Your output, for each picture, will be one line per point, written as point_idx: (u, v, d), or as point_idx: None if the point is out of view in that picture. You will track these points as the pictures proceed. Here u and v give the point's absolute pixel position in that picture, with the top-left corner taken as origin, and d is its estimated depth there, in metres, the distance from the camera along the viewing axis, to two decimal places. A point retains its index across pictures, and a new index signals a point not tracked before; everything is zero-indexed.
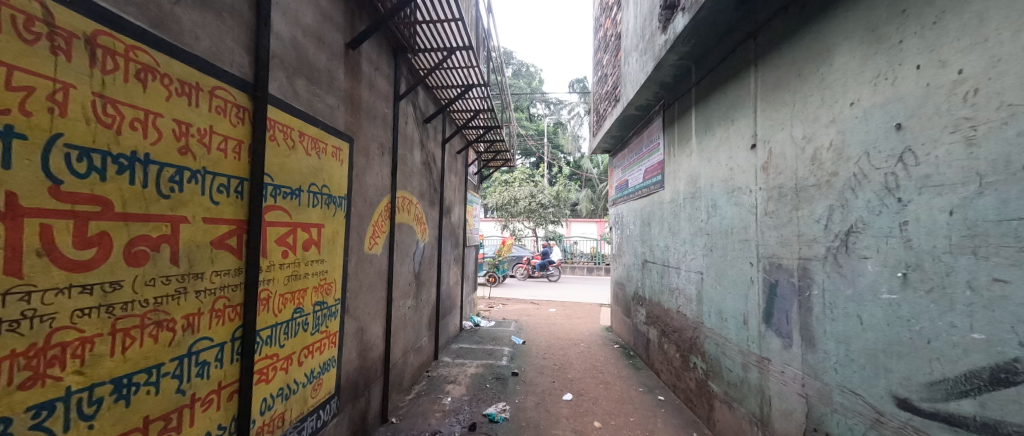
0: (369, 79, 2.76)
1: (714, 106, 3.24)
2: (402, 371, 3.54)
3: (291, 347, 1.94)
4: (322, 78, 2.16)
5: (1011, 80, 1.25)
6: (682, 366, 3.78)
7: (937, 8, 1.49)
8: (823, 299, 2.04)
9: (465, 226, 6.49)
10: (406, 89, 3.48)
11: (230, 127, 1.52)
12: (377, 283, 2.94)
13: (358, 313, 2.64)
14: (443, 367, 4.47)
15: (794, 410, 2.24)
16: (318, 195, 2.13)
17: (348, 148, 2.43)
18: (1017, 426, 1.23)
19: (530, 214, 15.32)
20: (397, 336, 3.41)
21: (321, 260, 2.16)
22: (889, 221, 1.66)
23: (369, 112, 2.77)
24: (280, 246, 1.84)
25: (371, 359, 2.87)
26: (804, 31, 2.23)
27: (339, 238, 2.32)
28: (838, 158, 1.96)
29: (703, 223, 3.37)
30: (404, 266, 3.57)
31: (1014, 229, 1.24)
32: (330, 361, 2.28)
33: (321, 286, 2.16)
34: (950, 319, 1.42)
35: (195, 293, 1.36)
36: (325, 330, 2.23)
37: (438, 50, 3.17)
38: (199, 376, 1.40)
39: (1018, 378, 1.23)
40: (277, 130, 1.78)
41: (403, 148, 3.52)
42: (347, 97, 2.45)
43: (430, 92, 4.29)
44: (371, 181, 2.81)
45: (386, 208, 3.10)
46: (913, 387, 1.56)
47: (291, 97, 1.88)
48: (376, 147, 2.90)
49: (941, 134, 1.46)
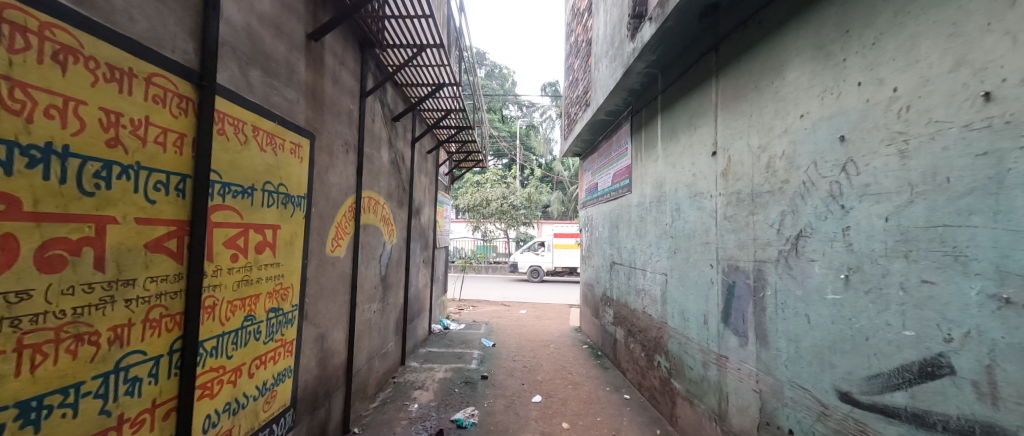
0: (333, 73, 2.67)
1: (679, 114, 3.36)
2: (366, 378, 3.44)
3: (240, 358, 1.84)
4: (281, 70, 2.07)
5: (937, 98, 1.37)
6: (647, 365, 3.89)
7: (877, 30, 1.61)
8: (775, 299, 2.15)
9: (435, 227, 6.40)
10: (373, 85, 3.39)
11: (170, 119, 1.42)
12: (340, 287, 2.85)
13: (318, 319, 2.54)
14: (411, 373, 4.39)
15: (749, 405, 2.36)
16: (274, 194, 2.04)
17: (309, 145, 2.34)
18: (942, 414, 1.33)
19: (501, 216, 15.36)
20: (361, 341, 3.31)
21: (277, 264, 2.06)
22: (834, 226, 1.78)
23: (333, 109, 2.68)
24: (229, 249, 1.73)
25: (332, 367, 2.77)
26: (760, 45, 2.35)
27: (297, 240, 2.23)
28: (790, 166, 2.08)
29: (668, 227, 3.48)
30: (370, 268, 3.48)
31: (939, 235, 1.36)
32: (286, 371, 2.18)
33: (276, 291, 2.07)
34: (887, 318, 1.53)
35: (125, 302, 1.26)
36: (280, 339, 2.13)
37: (407, 47, 3.11)
38: (128, 395, 1.29)
39: (942, 371, 1.34)
40: (226, 124, 1.68)
41: (370, 147, 3.43)
42: (307, 91, 2.35)
43: (399, 90, 4.21)
44: (334, 180, 2.72)
45: (351, 208, 3.01)
46: (854, 381, 1.67)
47: (244, 89, 1.78)
48: (341, 144, 2.81)
49: (878, 147, 1.57)
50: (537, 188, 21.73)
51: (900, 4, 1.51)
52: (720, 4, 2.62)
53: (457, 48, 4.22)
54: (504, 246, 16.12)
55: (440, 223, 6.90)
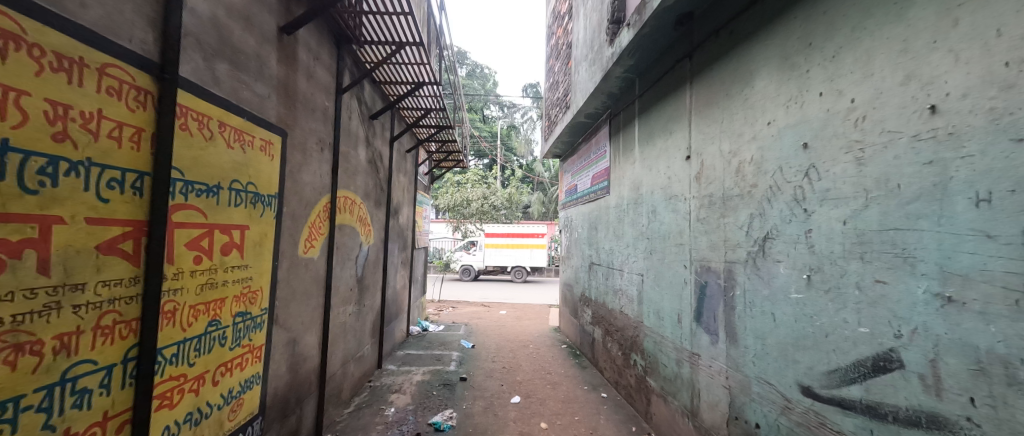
0: (307, 69, 2.62)
1: (655, 118, 3.45)
2: (340, 382, 3.37)
3: (202, 365, 1.77)
4: (251, 64, 2.02)
5: (889, 109, 1.46)
6: (624, 364, 3.97)
7: (836, 44, 1.71)
8: (744, 299, 2.24)
9: (414, 227, 6.33)
10: (350, 82, 3.33)
11: (126, 113, 1.36)
12: (313, 289, 2.79)
13: (290, 323, 2.48)
14: (387, 376, 4.33)
15: (719, 401, 2.45)
16: (242, 193, 1.98)
17: (280, 142, 2.29)
18: (892, 406, 1.42)
19: (481, 216, 15.34)
20: (335, 345, 3.25)
21: (244, 266, 2.01)
22: (797, 229, 1.87)
23: (307, 105, 2.63)
24: (192, 251, 1.68)
25: (304, 371, 2.71)
26: (731, 54, 2.44)
27: (266, 241, 2.18)
28: (758, 171, 2.17)
29: (644, 228, 3.56)
30: (346, 269, 3.42)
31: (890, 238, 1.45)
32: (254, 378, 2.12)
33: (243, 295, 2.01)
34: (844, 315, 1.63)
35: (73, 308, 1.20)
36: (248, 344, 2.07)
37: (386, 44, 3.07)
38: (75, 407, 1.23)
39: (892, 365, 1.43)
40: (190, 119, 1.62)
41: (347, 145, 3.37)
42: (279, 86, 2.30)
43: (377, 88, 4.16)
44: (308, 178, 2.66)
45: (325, 208, 2.96)
46: (815, 376, 1.76)
47: (210, 82, 1.73)
48: (315, 142, 2.75)
49: (838, 154, 1.67)
50: (518, 189, 21.82)
51: (858, 20, 1.61)
52: (694, 13, 2.71)
53: (437, 47, 4.20)
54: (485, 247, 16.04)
55: (419, 224, 6.84)
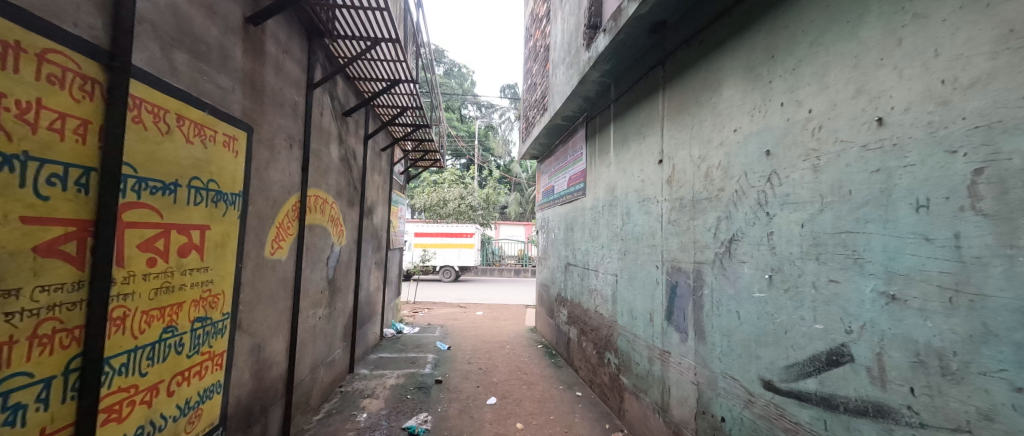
0: (275, 62, 2.54)
1: (630, 123, 3.54)
2: (309, 389, 3.29)
3: (156, 375, 1.69)
4: (213, 55, 1.94)
5: (842, 120, 1.56)
6: (598, 362, 4.06)
7: (796, 57, 1.81)
8: (711, 297, 2.34)
9: (389, 228, 6.24)
10: (323, 77, 3.26)
11: (70, 103, 1.29)
12: (280, 292, 2.71)
13: (254, 327, 2.41)
14: (359, 380, 4.25)
15: (688, 397, 2.54)
16: (203, 192, 1.90)
17: (245, 137, 2.21)
18: (844, 397, 1.52)
19: (458, 217, 15.27)
20: (304, 350, 3.16)
21: (205, 269, 1.93)
22: (760, 231, 1.97)
23: (275, 100, 2.55)
24: (145, 252, 1.60)
25: (269, 379, 2.63)
26: (701, 63, 2.54)
27: (229, 242, 2.10)
28: (725, 176, 2.27)
29: (618, 229, 3.65)
30: (316, 271, 3.34)
31: (843, 240, 1.55)
32: (214, 387, 2.04)
33: (203, 299, 1.93)
34: (802, 313, 1.73)
35: (7, 316, 1.13)
36: (208, 351, 1.99)
37: (360, 39, 3.02)
38: (8, 424, 1.15)
39: (843, 359, 1.53)
40: (144, 111, 1.55)
41: (318, 142, 3.29)
42: (244, 79, 2.22)
43: (352, 84, 4.08)
44: (276, 176, 2.59)
45: (295, 207, 2.88)
46: (775, 370, 1.86)
47: (166, 73, 1.66)
48: (283, 138, 2.68)
49: (796, 161, 1.77)
50: (496, 189, 21.83)
51: (815, 35, 1.72)
52: (667, 22, 2.81)
53: (414, 45, 4.16)
54: None
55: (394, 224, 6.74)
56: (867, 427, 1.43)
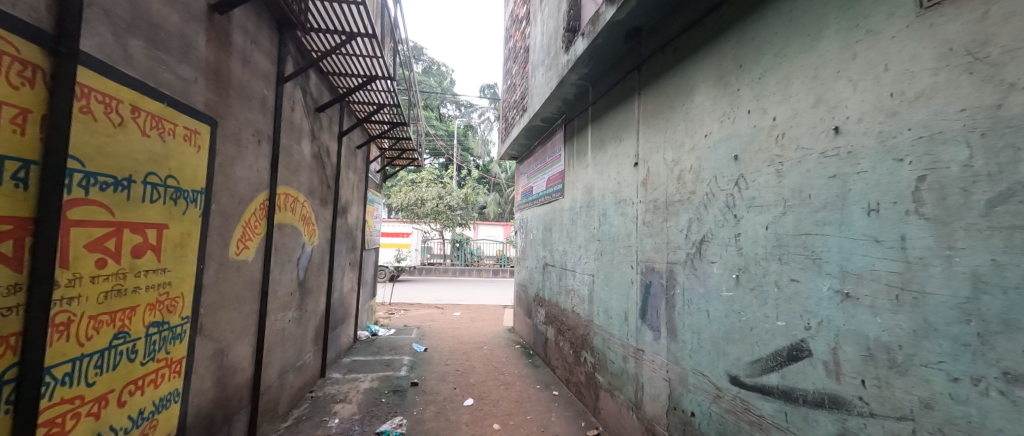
0: (242, 53, 2.46)
1: (607, 126, 3.61)
2: (276, 395, 3.19)
3: (105, 384, 1.60)
4: (173, 44, 1.87)
5: (803, 128, 1.65)
6: (575, 361, 4.12)
7: (762, 67, 1.90)
8: (683, 296, 2.41)
9: (365, 227, 6.13)
10: (295, 71, 3.17)
11: (8, 91, 1.20)
12: (246, 294, 2.63)
13: (217, 332, 2.32)
14: (332, 385, 4.15)
15: (660, 393, 2.62)
16: (160, 188, 1.82)
17: (208, 131, 2.13)
18: (802, 390, 1.61)
19: (436, 217, 15.14)
20: (272, 354, 3.07)
21: (162, 270, 1.85)
22: (729, 233, 2.06)
23: (241, 93, 2.47)
24: (94, 253, 1.51)
25: (233, 386, 2.54)
26: (674, 69, 2.63)
27: (189, 242, 2.02)
28: (696, 179, 2.35)
29: (595, 230, 3.72)
30: (285, 272, 3.24)
31: (803, 241, 1.64)
32: (171, 396, 1.95)
33: (159, 302, 1.85)
34: (765, 311, 1.82)
35: None
36: (165, 358, 1.91)
37: (335, 33, 2.95)
38: None
39: (802, 354, 1.62)
40: (93, 100, 1.47)
41: (288, 138, 3.20)
42: (208, 70, 2.14)
43: (326, 79, 3.98)
44: (241, 173, 2.50)
45: (262, 205, 2.80)
46: (741, 366, 1.94)
47: (119, 60, 1.58)
48: (250, 133, 2.59)
49: (762, 166, 1.86)
50: (474, 189, 21.74)
51: (779, 47, 1.81)
52: (643, 28, 2.89)
53: (392, 41, 4.11)
54: (440, 247, 16.01)
55: (370, 223, 6.62)
56: (823, 417, 1.52)
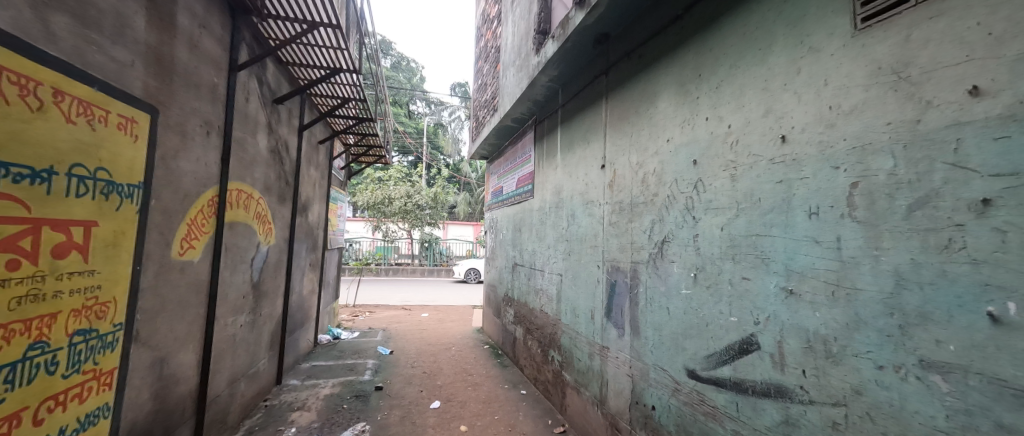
0: (187, 38, 2.32)
1: (576, 128, 3.69)
2: (225, 405, 3.03)
3: (18, 400, 1.46)
4: (106, 23, 1.74)
5: (754, 136, 1.77)
6: (543, 360, 4.17)
7: (718, 77, 2.01)
8: (646, 294, 2.50)
9: (327, 226, 5.92)
10: (249, 59, 3.02)
11: None
12: (191, 297, 2.48)
13: (156, 339, 2.18)
14: (289, 392, 3.99)
15: (623, 389, 2.71)
16: (88, 183, 1.69)
17: (147, 120, 2.00)
18: (751, 381, 1.72)
19: (404, 215, 14.86)
20: (220, 362, 2.91)
21: (89, 272, 1.71)
22: (688, 233, 2.16)
23: (187, 81, 2.34)
24: (5, 254, 1.38)
25: (175, 397, 2.39)
26: (639, 75, 2.72)
27: (123, 241, 1.88)
28: (658, 181, 2.45)
29: (564, 230, 3.79)
30: (236, 274, 3.09)
31: (754, 241, 1.75)
32: (100, 411, 1.81)
33: (85, 308, 1.71)
34: (720, 307, 1.92)
35: None
36: (93, 370, 1.77)
37: (295, 22, 2.84)
38: None
39: (751, 347, 1.73)
40: (7, 81, 1.35)
41: (242, 130, 3.05)
42: (148, 54, 2.01)
43: (285, 69, 3.82)
44: (186, 166, 2.36)
45: (211, 202, 2.65)
46: (697, 360, 2.05)
47: (40, 38, 1.46)
48: (197, 123, 2.45)
49: (718, 171, 1.96)
50: (444, 188, 21.48)
51: (734, 59, 1.92)
52: (611, 34, 2.98)
53: (358, 33, 4.00)
54: (408, 246, 15.53)
55: (334, 222, 6.41)
56: (769, 406, 1.64)
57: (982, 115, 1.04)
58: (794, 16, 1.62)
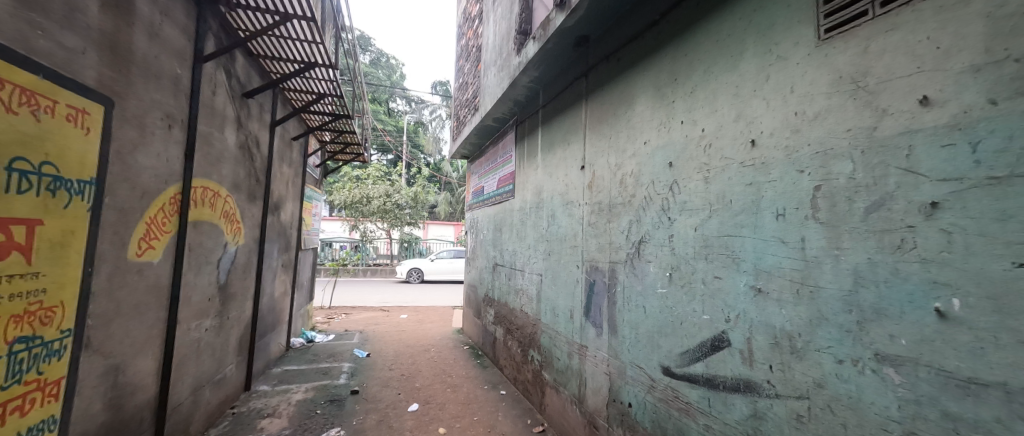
0: (146, 26, 2.22)
1: (556, 129, 3.72)
2: (188, 414, 2.91)
3: None
4: (54, 8, 1.65)
5: (726, 140, 1.83)
6: (522, 360, 4.20)
7: (692, 82, 2.07)
8: (623, 294, 2.55)
9: (301, 226, 5.77)
10: (216, 50, 2.91)
11: None
12: (150, 300, 2.38)
13: (110, 346, 2.07)
14: (258, 399, 3.87)
15: (601, 387, 2.75)
16: (31, 178, 1.60)
17: (100, 113, 1.91)
18: (721, 377, 1.78)
19: (383, 215, 14.63)
20: (183, 368, 2.80)
21: (32, 275, 1.62)
22: (663, 234, 2.21)
23: (146, 71, 2.24)
24: None
25: (132, 406, 2.28)
26: (618, 78, 2.77)
27: (71, 240, 1.79)
28: (636, 183, 2.50)
29: (544, 231, 3.82)
30: (201, 277, 2.97)
31: (725, 242, 1.81)
32: (44, 424, 1.70)
33: (27, 314, 1.61)
34: (693, 306, 1.97)
35: None
36: (36, 380, 1.67)
37: (267, 13, 2.76)
38: None
39: (722, 344, 1.79)
40: None
41: (208, 124, 2.94)
42: (101, 42, 1.91)
43: (256, 62, 3.70)
44: (145, 162, 2.26)
45: (173, 201, 2.55)
46: (672, 358, 2.10)
47: None
48: (158, 116, 2.35)
49: (692, 174, 2.02)
50: (424, 187, 21.26)
51: (707, 65, 1.98)
52: (590, 37, 3.02)
53: (334, 27, 3.92)
54: (387, 246, 15.36)
55: (308, 221, 6.26)
56: (739, 400, 1.70)
57: (931, 123, 1.11)
58: (763, 25, 1.69)
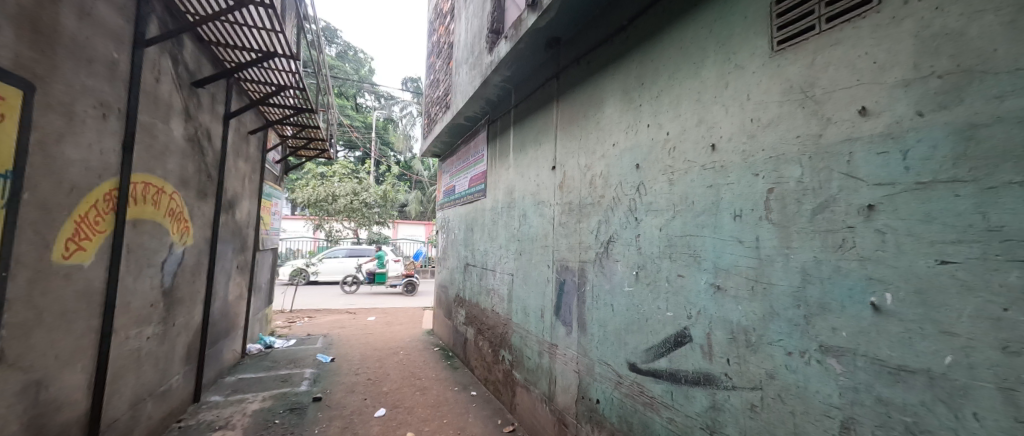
0: (75, 6, 2.06)
1: (528, 129, 3.74)
2: (126, 429, 2.71)
3: None
4: None
5: (689, 143, 1.91)
6: (493, 360, 4.20)
7: (658, 86, 2.14)
8: (592, 292, 2.60)
9: (259, 225, 5.51)
10: (161, 34, 2.72)
11: None
12: (79, 307, 2.21)
13: (29, 359, 1.90)
14: (208, 410, 3.66)
15: (570, 385, 2.80)
16: None
17: (18, 101, 1.75)
18: (683, 371, 1.86)
19: (350, 214, 14.20)
20: (120, 381, 2.61)
21: None
22: (631, 233, 2.28)
23: (75, 55, 2.07)
24: None
25: (57, 425, 2.11)
26: (588, 81, 2.82)
27: None
28: (605, 184, 2.56)
29: (516, 230, 3.84)
30: (141, 281, 2.78)
31: (687, 242, 1.88)
32: None
33: None
34: (659, 303, 2.04)
35: None
36: None
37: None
38: None
39: (684, 339, 1.87)
40: None
41: (150, 115, 2.75)
42: (20, 21, 1.75)
43: (206, 49, 3.49)
44: (73, 154, 2.09)
45: (109, 197, 2.38)
46: (637, 353, 2.17)
47: None
48: (89, 104, 2.18)
49: (659, 176, 2.09)
50: (393, 186, 20.74)
51: (672, 70, 2.06)
52: (562, 38, 3.06)
53: (296, 17, 3.76)
54: None
55: (267, 221, 5.98)
56: (699, 393, 1.77)
57: (869, 131, 1.21)
58: (722, 35, 1.77)
